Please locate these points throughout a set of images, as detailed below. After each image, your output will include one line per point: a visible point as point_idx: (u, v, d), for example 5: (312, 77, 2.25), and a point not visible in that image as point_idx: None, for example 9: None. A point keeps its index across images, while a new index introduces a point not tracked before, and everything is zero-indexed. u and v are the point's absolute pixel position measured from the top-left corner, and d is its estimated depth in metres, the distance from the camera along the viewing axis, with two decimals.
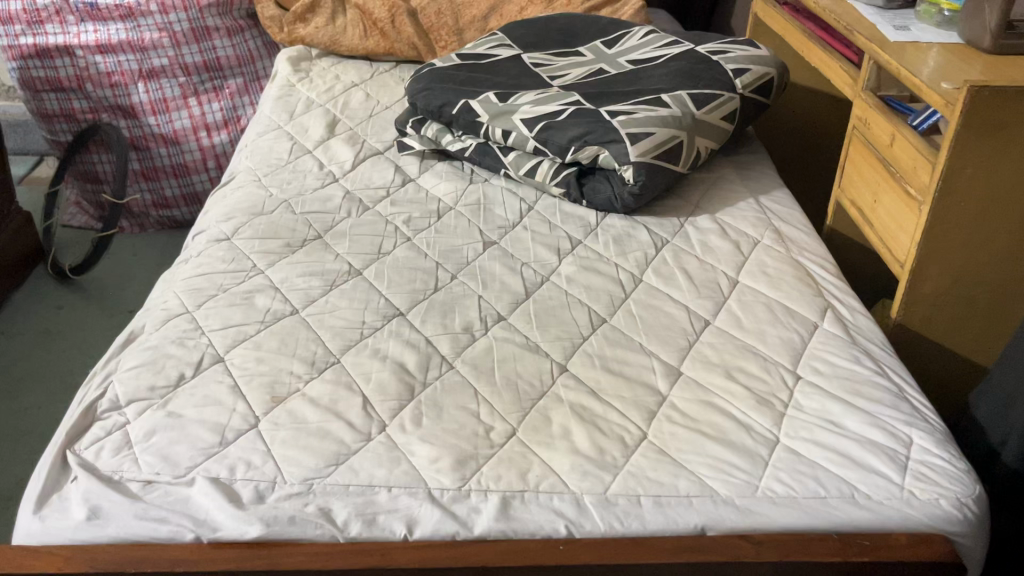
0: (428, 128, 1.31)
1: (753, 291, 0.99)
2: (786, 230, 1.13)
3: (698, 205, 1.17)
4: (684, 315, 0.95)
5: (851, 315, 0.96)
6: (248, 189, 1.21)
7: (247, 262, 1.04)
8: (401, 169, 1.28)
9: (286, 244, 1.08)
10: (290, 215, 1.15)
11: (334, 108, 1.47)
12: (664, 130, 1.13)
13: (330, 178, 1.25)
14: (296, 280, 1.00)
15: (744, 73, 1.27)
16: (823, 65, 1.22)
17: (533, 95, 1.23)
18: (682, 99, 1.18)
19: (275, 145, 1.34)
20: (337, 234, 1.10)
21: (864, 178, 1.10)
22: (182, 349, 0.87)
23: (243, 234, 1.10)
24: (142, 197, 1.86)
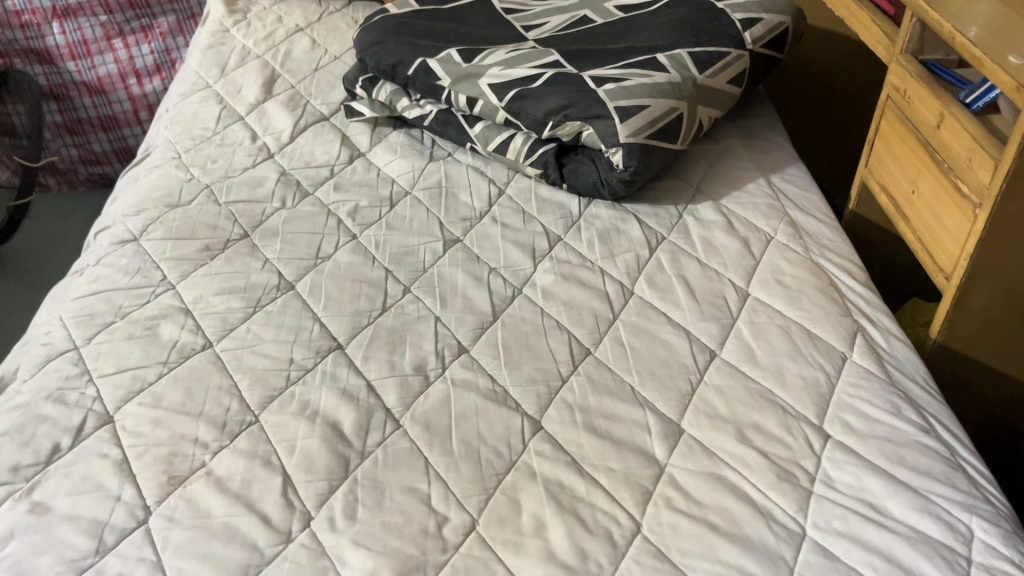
0: (381, 89, 1.10)
1: (767, 309, 0.82)
2: (804, 220, 0.95)
3: (699, 188, 0.99)
4: (685, 345, 0.78)
5: (885, 341, 0.79)
6: (164, 170, 1.02)
7: (156, 273, 0.86)
8: (349, 141, 1.09)
9: (205, 247, 0.89)
10: (211, 206, 0.95)
11: (274, 59, 1.26)
12: (660, 101, 0.93)
13: (263, 153, 1.06)
14: (212, 300, 0.82)
15: (755, 23, 1.06)
16: (850, 15, 1.02)
17: (505, 52, 1.03)
18: (681, 59, 0.98)
19: (201, 110, 1.13)
20: (267, 232, 0.92)
21: (899, 160, 0.91)
22: (59, 409, 0.69)
23: (153, 233, 0.91)
24: (66, 152, 1.64)
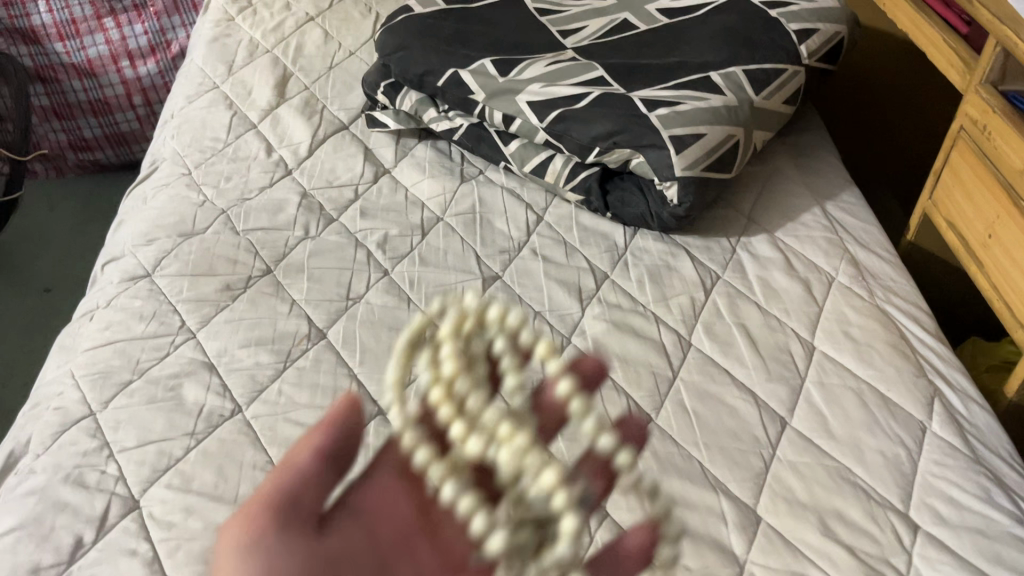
0: (405, 98, 1.02)
1: (837, 367, 0.76)
2: (866, 257, 0.89)
3: (752, 217, 0.93)
4: (754, 413, 0.72)
5: (965, 408, 0.74)
6: (175, 189, 0.94)
7: (173, 318, 0.79)
8: (373, 156, 1.01)
9: (225, 286, 0.82)
10: (229, 235, 0.88)
11: (285, 55, 1.17)
12: (717, 129, 0.86)
13: (280, 169, 0.98)
14: (237, 353, 0.75)
15: (811, 35, 0.98)
16: (916, 30, 0.94)
17: (544, 64, 0.95)
18: (737, 79, 0.91)
19: (210, 116, 1.05)
20: (292, 267, 0.85)
21: (972, 198, 0.84)
22: (79, 494, 0.64)
23: (167, 268, 0.84)
24: (54, 138, 1.53)
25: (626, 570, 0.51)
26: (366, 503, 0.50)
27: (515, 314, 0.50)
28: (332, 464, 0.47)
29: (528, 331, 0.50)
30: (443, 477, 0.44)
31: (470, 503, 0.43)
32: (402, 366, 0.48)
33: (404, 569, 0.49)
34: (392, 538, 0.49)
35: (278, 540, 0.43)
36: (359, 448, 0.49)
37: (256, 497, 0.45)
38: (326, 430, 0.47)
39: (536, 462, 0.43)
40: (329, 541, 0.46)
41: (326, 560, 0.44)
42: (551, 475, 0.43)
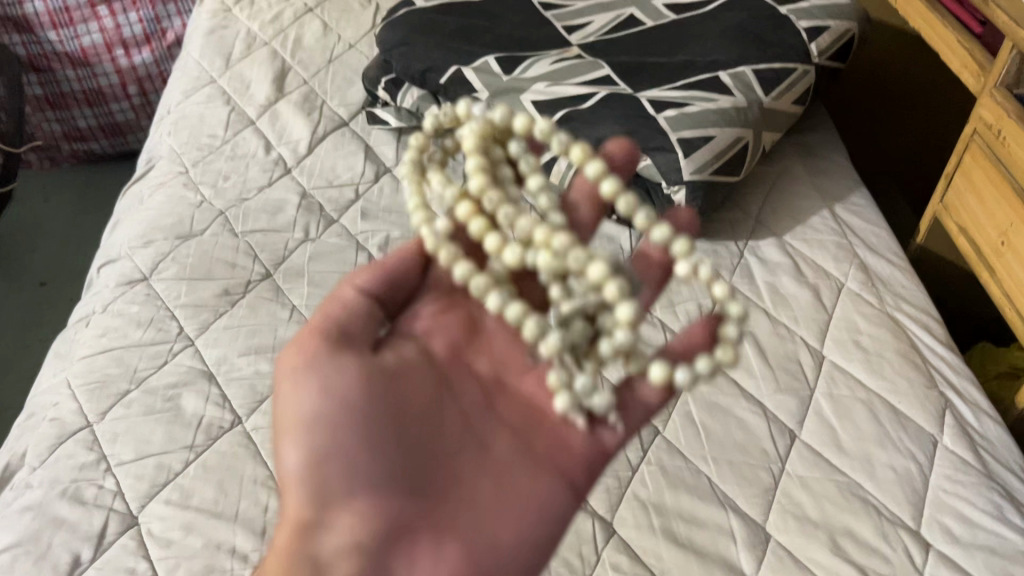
0: (407, 94, 1.00)
1: (847, 378, 0.75)
2: (876, 262, 0.87)
3: (760, 220, 0.91)
4: (763, 425, 0.71)
5: (976, 420, 0.73)
6: (172, 189, 0.92)
7: (172, 325, 0.77)
8: (373, 154, 0.99)
9: (223, 291, 0.81)
10: (227, 237, 0.86)
11: (283, 48, 1.14)
12: (726, 131, 0.85)
13: (279, 168, 0.96)
14: (237, 362, 0.74)
15: (821, 33, 0.96)
16: (928, 29, 0.92)
17: (549, 63, 0.93)
18: (746, 79, 0.89)
19: (207, 112, 1.03)
20: (292, 271, 0.83)
21: (984, 204, 0.83)
22: (77, 510, 0.63)
23: (164, 272, 0.82)
24: (48, 128, 1.51)
25: (685, 355, 0.53)
26: (422, 330, 0.59)
27: (520, 117, 0.56)
28: (379, 290, 0.58)
29: (538, 124, 0.56)
30: (453, 262, 0.52)
31: (497, 299, 0.51)
32: (420, 187, 0.58)
33: (456, 389, 0.58)
34: (447, 360, 0.59)
35: (332, 360, 0.53)
36: (413, 280, 0.60)
37: (319, 319, 0.55)
38: (371, 274, 0.58)
39: (548, 231, 0.50)
40: (386, 359, 0.56)
41: (383, 370, 0.55)
42: (559, 240, 0.49)
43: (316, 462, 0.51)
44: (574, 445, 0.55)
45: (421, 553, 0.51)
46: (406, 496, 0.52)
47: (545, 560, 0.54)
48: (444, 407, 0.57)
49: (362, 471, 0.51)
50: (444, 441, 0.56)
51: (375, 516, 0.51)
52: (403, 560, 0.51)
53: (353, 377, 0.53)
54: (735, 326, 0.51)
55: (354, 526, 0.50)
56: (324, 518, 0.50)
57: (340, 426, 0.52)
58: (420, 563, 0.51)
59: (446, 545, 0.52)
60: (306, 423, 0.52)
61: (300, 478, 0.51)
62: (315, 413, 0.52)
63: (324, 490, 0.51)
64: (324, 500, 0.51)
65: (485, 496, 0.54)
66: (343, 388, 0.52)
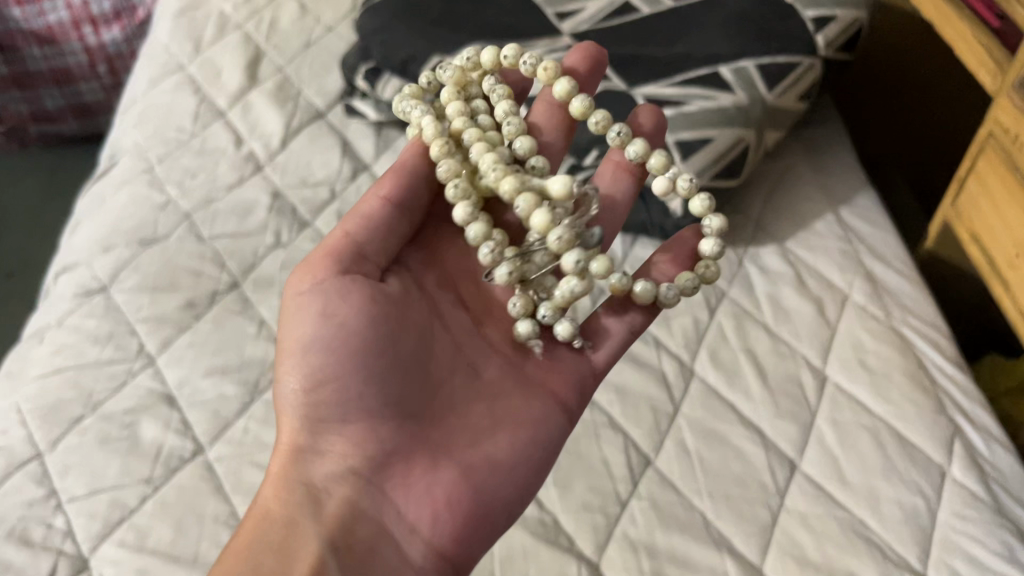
0: (386, 85, 0.93)
1: (851, 402, 0.71)
2: (881, 271, 0.83)
3: (761, 223, 0.86)
4: (761, 455, 0.67)
5: (987, 449, 0.69)
6: (135, 188, 0.87)
7: (131, 342, 0.72)
8: (351, 150, 0.94)
9: (188, 303, 0.76)
10: (193, 243, 0.81)
11: (257, 31, 1.07)
12: (726, 131, 0.80)
13: (250, 165, 0.90)
14: (201, 385, 0.69)
15: (828, 23, 0.90)
16: (944, 22, 0.86)
17: (538, 54, 0.87)
18: (748, 74, 0.83)
19: (175, 102, 0.97)
20: (262, 281, 0.78)
21: (1005, 218, 0.77)
22: (24, 552, 0.59)
23: (124, 281, 0.77)
24: (15, 108, 1.44)
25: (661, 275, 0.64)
26: (415, 266, 0.66)
27: (489, 52, 0.67)
28: (403, 198, 0.62)
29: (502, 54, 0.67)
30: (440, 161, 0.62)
31: (467, 212, 0.61)
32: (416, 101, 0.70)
33: (447, 320, 0.65)
34: (436, 294, 0.66)
35: (341, 287, 0.57)
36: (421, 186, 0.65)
37: (338, 240, 0.60)
38: (393, 183, 0.63)
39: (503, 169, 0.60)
40: (390, 286, 0.61)
41: (391, 296, 0.60)
42: (509, 184, 0.59)
43: (315, 392, 0.57)
44: (564, 368, 0.65)
45: (415, 474, 0.58)
46: (402, 422, 0.59)
47: (540, 478, 0.61)
48: (438, 336, 0.63)
49: (361, 400, 0.57)
50: (439, 368, 0.62)
51: (367, 444, 0.58)
52: (397, 481, 0.58)
53: (357, 307, 0.57)
54: (713, 240, 0.62)
55: (347, 451, 0.58)
56: (320, 442, 0.58)
57: (347, 355, 0.56)
58: (415, 484, 0.58)
59: (440, 467, 0.59)
60: (306, 352, 0.57)
61: (299, 407, 0.57)
62: (318, 338, 0.56)
63: (320, 418, 0.58)
64: (321, 426, 0.58)
65: (479, 420, 0.62)
66: (347, 314, 0.57)
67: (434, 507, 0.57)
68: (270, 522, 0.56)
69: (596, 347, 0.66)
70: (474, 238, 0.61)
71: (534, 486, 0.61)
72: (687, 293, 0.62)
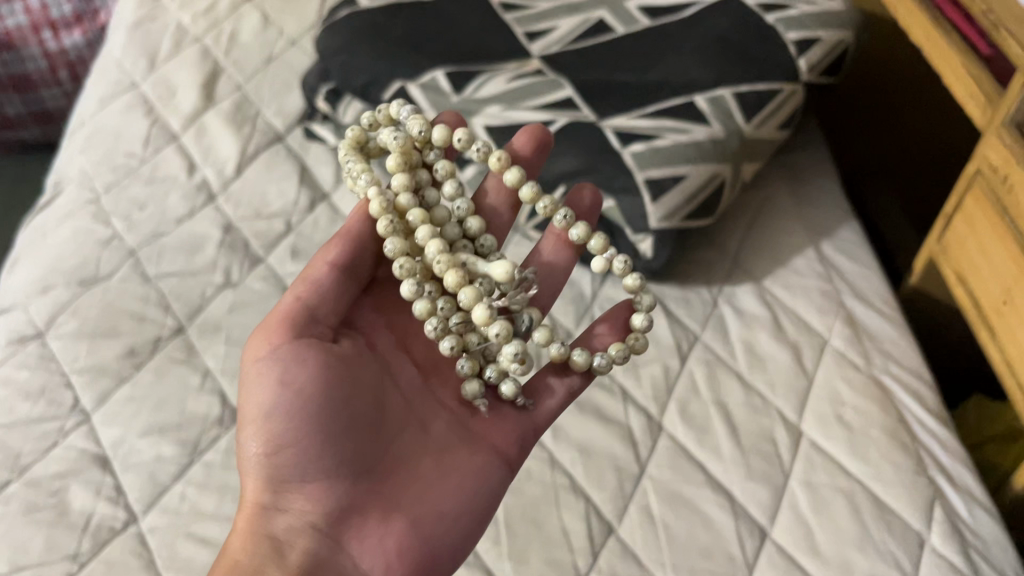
0: (348, 108, 0.90)
1: (827, 461, 0.67)
2: (863, 313, 0.79)
3: (737, 259, 0.82)
4: (730, 523, 0.63)
5: (969, 514, 0.65)
6: (79, 220, 0.82)
7: (66, 396, 0.68)
8: (310, 177, 0.89)
9: (128, 351, 0.71)
10: (137, 283, 0.77)
11: (216, 45, 1.02)
12: (700, 169, 0.75)
13: (202, 195, 0.86)
14: (137, 445, 0.65)
15: (812, 45, 0.86)
16: (932, 49, 0.81)
17: (505, 79, 0.83)
18: (724, 104, 0.79)
19: (125, 125, 0.92)
20: (208, 326, 0.74)
21: (992, 261, 0.73)
22: None
23: (61, 327, 0.73)
24: None
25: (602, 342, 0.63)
26: (364, 326, 0.63)
27: (439, 128, 0.62)
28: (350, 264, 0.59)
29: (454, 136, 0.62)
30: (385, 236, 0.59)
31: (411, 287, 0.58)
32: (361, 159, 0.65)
33: (399, 377, 0.61)
34: (386, 351, 0.62)
35: (295, 352, 0.54)
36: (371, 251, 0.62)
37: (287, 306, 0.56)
38: (341, 246, 0.59)
39: (447, 259, 0.58)
40: (343, 346, 0.58)
41: (345, 355, 0.57)
42: (452, 278, 0.57)
43: (274, 451, 0.53)
44: (505, 422, 0.62)
45: (373, 527, 0.54)
46: (359, 475, 0.55)
47: (479, 527, 0.58)
48: (390, 390, 0.59)
49: (319, 458, 0.53)
50: (394, 422, 0.58)
51: (328, 499, 0.54)
52: (355, 535, 0.54)
53: (312, 367, 0.54)
54: (642, 315, 0.61)
55: (309, 507, 0.53)
56: (283, 499, 0.53)
57: (303, 414, 0.52)
58: (370, 537, 0.54)
59: (393, 520, 0.55)
60: (264, 416, 0.53)
61: (258, 466, 0.53)
62: (276, 405, 0.53)
63: (280, 475, 0.53)
64: (282, 484, 0.53)
65: (431, 471, 0.58)
66: (303, 379, 0.53)
67: (386, 559, 0.54)
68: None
69: (536, 403, 0.63)
70: (419, 313, 0.58)
71: (473, 536, 0.58)
72: (619, 362, 0.61)
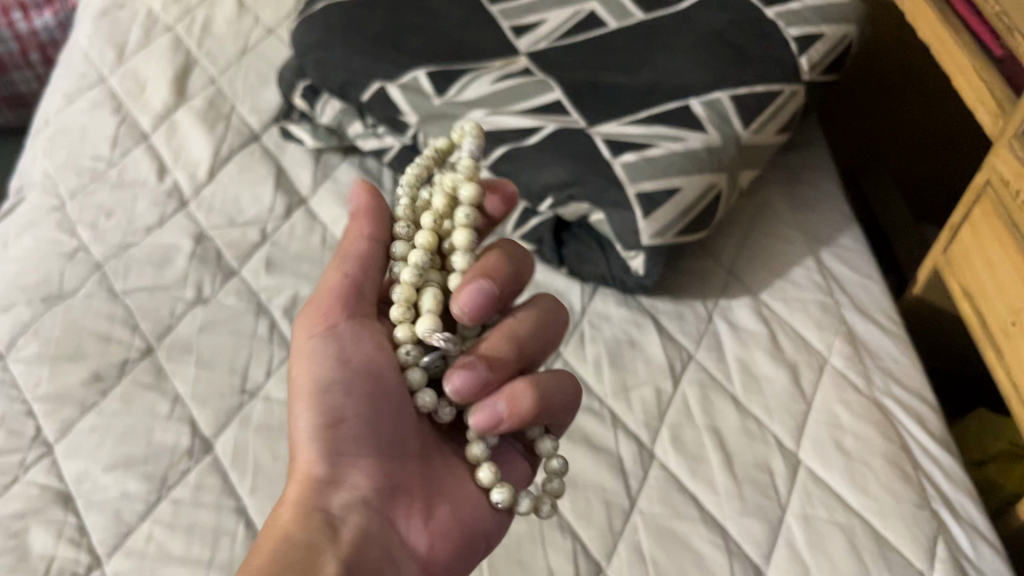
0: (325, 106, 0.86)
1: (825, 492, 0.64)
2: (864, 328, 0.75)
3: (733, 269, 0.79)
4: (723, 562, 0.60)
5: (972, 549, 0.62)
6: (41, 230, 0.78)
7: (27, 426, 0.65)
8: (287, 181, 0.85)
9: (93, 376, 0.68)
10: (103, 299, 0.73)
11: (189, 34, 0.96)
12: (694, 181, 0.72)
13: (173, 201, 0.82)
14: (102, 480, 0.62)
15: (814, 42, 0.81)
16: (941, 47, 0.77)
17: (491, 79, 0.78)
18: (722, 108, 0.75)
19: (92, 124, 0.87)
20: (178, 346, 0.70)
21: (998, 276, 0.70)
22: None
23: (22, 350, 0.69)
24: None
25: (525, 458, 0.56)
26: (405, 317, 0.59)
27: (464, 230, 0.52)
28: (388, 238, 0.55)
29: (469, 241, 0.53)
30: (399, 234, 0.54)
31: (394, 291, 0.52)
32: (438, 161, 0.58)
33: None
34: None
35: (352, 330, 0.52)
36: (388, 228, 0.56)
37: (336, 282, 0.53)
38: (374, 218, 0.55)
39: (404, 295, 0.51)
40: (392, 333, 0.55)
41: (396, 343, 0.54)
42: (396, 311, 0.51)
43: (331, 422, 0.50)
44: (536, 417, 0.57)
45: (419, 505, 0.51)
46: (408, 454, 0.52)
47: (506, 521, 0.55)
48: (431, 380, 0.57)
49: (374, 433, 0.51)
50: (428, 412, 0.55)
51: (381, 476, 0.51)
52: (405, 515, 0.51)
53: (371, 346, 0.52)
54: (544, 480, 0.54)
55: (362, 480, 0.50)
56: (336, 469, 0.50)
57: (360, 388, 0.51)
58: (417, 515, 0.51)
59: (437, 503, 0.52)
60: (322, 388, 0.51)
61: (313, 437, 0.50)
62: (334, 380, 0.51)
63: (335, 448, 0.50)
64: (334, 456, 0.50)
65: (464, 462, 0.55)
66: (361, 358, 0.52)
67: (432, 537, 0.51)
68: (290, 549, 0.46)
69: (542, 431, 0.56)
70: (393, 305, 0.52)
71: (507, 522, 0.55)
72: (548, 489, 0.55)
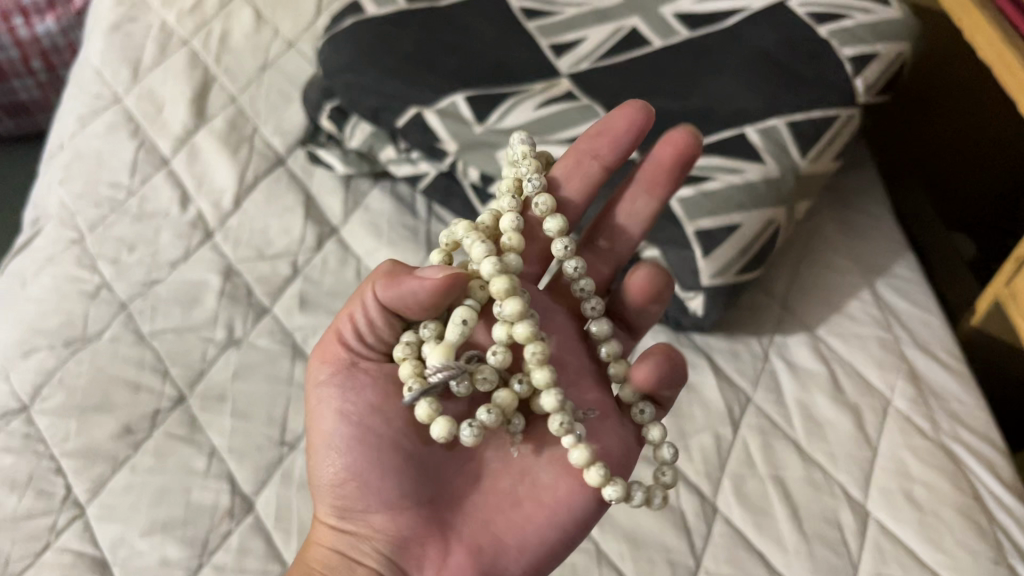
0: (356, 129, 0.82)
1: (898, 549, 0.61)
2: (927, 366, 0.72)
3: (787, 303, 0.76)
4: None
5: None
6: (60, 267, 0.74)
7: (56, 486, 0.61)
8: (316, 209, 0.81)
9: (123, 429, 0.64)
10: (130, 343, 0.69)
11: (205, 48, 0.92)
12: (755, 216, 0.69)
13: (198, 233, 0.78)
14: (139, 546, 0.58)
15: (869, 63, 0.76)
16: (1005, 70, 0.73)
17: (533, 105, 0.74)
18: (779, 137, 0.71)
19: (109, 149, 0.83)
20: (212, 395, 0.67)
21: None
22: None
23: (46, 401, 0.65)
24: None
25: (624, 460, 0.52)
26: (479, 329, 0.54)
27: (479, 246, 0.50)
28: (397, 309, 0.49)
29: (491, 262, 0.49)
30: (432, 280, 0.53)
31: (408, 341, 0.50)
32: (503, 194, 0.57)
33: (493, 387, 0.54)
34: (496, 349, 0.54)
35: (355, 379, 0.50)
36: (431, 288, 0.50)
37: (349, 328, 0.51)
38: (385, 284, 0.49)
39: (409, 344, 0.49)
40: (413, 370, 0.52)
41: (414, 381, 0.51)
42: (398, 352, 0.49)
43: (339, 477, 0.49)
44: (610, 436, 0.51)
45: (436, 554, 0.49)
46: (426, 502, 0.50)
47: (553, 558, 0.50)
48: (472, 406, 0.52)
49: (381, 488, 0.49)
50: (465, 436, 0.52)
51: (394, 530, 0.49)
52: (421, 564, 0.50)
53: (373, 396, 0.49)
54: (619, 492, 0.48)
55: (374, 533, 0.49)
56: (349, 521, 0.50)
57: (364, 443, 0.49)
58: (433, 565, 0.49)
59: (454, 553, 0.49)
60: (330, 442, 0.49)
61: (325, 491, 0.50)
62: (340, 433, 0.49)
63: (346, 503, 0.49)
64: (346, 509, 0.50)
65: (503, 495, 0.50)
66: (365, 408, 0.49)
67: None
68: None
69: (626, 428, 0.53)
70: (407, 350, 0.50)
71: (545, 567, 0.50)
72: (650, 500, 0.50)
